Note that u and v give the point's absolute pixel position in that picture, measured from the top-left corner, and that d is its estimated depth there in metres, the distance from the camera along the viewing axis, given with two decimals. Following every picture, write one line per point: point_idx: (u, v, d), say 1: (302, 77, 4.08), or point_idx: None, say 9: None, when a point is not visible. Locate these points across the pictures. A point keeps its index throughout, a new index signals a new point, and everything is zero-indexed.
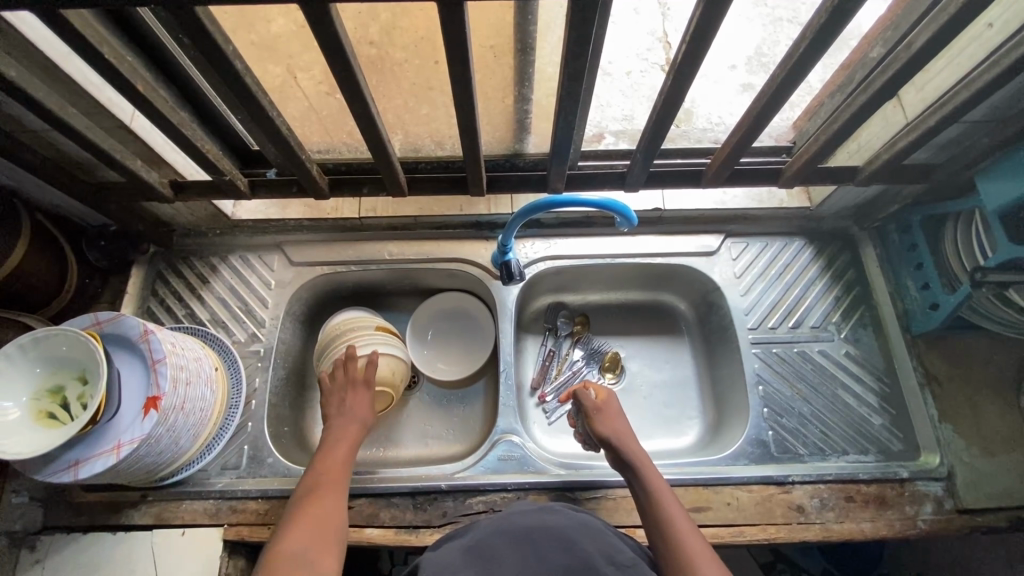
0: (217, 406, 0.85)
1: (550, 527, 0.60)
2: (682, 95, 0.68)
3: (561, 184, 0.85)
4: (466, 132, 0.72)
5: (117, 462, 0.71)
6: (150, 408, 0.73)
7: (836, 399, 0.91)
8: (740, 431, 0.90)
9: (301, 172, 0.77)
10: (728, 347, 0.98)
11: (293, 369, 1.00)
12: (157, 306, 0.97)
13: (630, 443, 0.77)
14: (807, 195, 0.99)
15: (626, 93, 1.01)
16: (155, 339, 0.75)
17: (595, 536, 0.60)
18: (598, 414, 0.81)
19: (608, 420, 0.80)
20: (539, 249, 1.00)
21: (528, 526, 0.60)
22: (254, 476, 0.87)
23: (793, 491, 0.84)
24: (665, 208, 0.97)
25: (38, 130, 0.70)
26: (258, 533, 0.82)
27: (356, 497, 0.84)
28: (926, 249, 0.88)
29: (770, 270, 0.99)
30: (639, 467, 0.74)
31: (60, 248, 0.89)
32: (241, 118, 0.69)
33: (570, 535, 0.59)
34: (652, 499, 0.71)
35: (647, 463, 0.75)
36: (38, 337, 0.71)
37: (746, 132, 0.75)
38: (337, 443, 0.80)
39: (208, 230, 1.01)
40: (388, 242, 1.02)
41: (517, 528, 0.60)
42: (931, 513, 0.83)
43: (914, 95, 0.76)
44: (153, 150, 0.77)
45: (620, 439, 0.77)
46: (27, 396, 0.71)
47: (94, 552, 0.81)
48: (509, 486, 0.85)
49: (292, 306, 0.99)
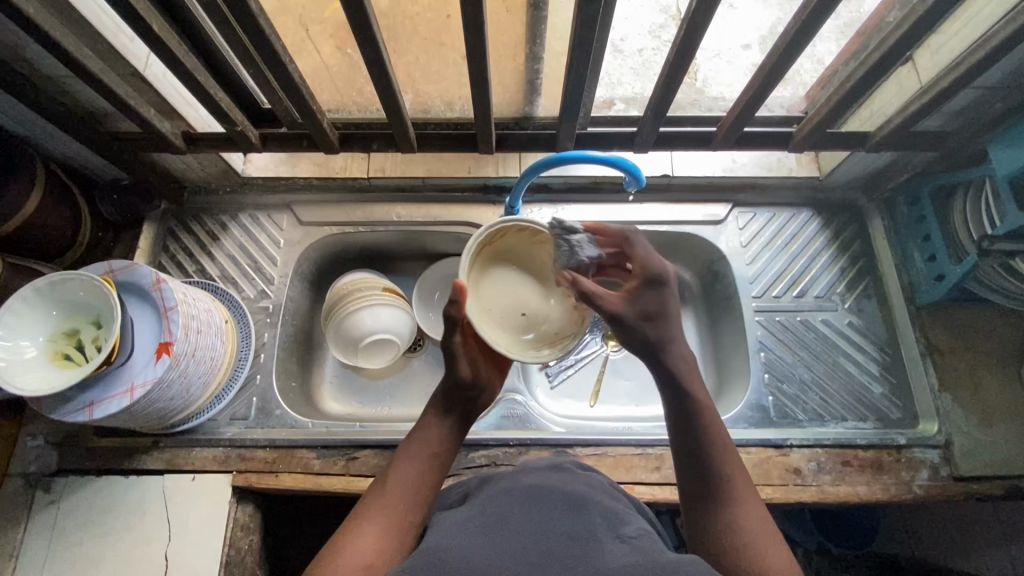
0: (227, 357, 0.87)
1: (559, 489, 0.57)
2: (695, 46, 0.68)
3: (570, 143, 0.86)
4: (477, 82, 0.72)
5: (131, 403, 0.72)
6: (163, 353, 0.75)
7: (837, 367, 0.92)
8: (740, 396, 0.91)
9: (312, 123, 0.78)
10: (730, 315, 0.99)
11: (301, 328, 1.02)
12: (168, 261, 0.99)
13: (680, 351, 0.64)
14: (817, 163, 0.99)
15: (637, 71, 0.98)
16: (169, 287, 0.77)
17: (603, 497, 0.58)
18: (655, 287, 0.63)
19: (664, 299, 0.64)
20: (546, 215, 1.00)
21: (536, 482, 0.58)
22: (263, 427, 0.89)
23: (791, 454, 0.85)
24: (673, 175, 0.98)
25: (54, 75, 0.71)
26: (266, 480, 0.84)
27: (362, 448, 0.86)
28: (934, 220, 0.87)
29: (777, 240, 0.99)
30: (682, 382, 0.62)
31: (74, 199, 0.90)
32: (254, 65, 0.70)
33: (579, 493, 0.57)
34: (688, 421, 0.62)
35: (694, 375, 0.64)
36: (53, 281, 0.72)
37: (758, 89, 0.75)
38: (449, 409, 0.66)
39: (219, 188, 1.02)
40: (397, 205, 1.02)
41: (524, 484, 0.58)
42: (927, 478, 0.83)
43: (928, 58, 0.75)
44: (167, 100, 0.77)
45: (671, 335, 0.63)
46: (44, 336, 0.73)
47: (108, 494, 0.84)
48: (511, 440, 0.86)
49: (301, 265, 1.01)
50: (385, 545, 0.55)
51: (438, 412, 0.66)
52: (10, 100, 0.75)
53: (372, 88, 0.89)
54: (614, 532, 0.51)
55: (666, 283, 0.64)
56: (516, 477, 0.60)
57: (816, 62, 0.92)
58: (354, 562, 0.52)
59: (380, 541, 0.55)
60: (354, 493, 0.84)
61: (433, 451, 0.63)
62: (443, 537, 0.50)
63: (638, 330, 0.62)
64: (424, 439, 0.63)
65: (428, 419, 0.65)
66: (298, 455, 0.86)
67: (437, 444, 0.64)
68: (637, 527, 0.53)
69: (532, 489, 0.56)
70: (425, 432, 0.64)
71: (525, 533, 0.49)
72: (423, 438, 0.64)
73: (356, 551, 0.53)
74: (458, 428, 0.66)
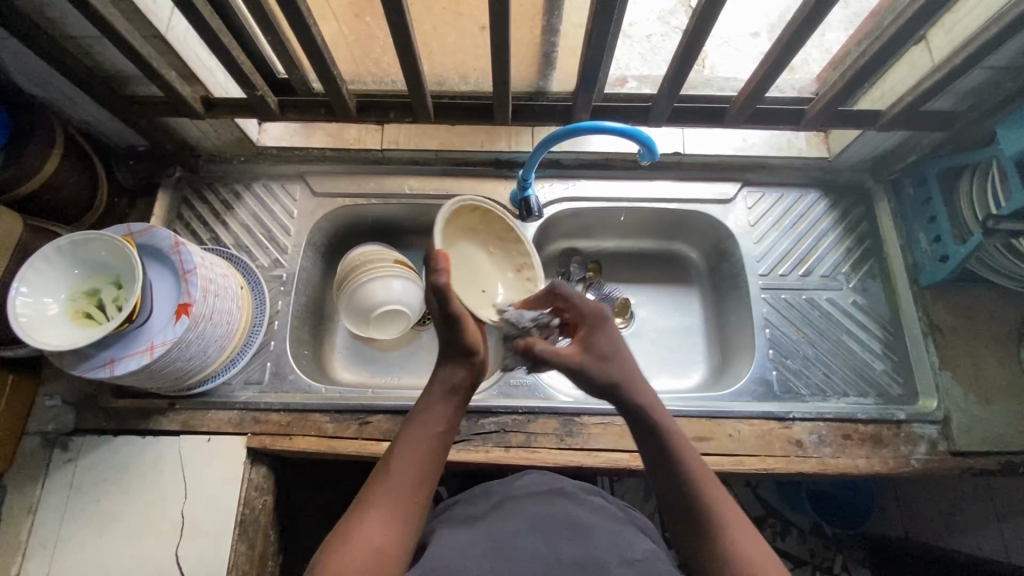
0: (242, 323, 0.89)
1: (562, 516, 0.63)
2: (710, 26, 0.70)
3: (585, 114, 0.87)
4: (497, 51, 0.73)
5: (151, 362, 0.74)
6: (182, 314, 0.76)
7: (840, 344, 0.94)
8: (745, 370, 0.93)
9: (332, 88, 0.79)
10: (737, 292, 1.01)
11: (313, 298, 1.03)
12: (181, 229, 0.99)
13: (642, 386, 0.65)
14: (826, 144, 1.00)
15: (644, 58, 0.96)
16: (187, 251, 0.78)
17: (608, 522, 0.65)
18: (598, 326, 0.68)
19: (608, 333, 0.68)
20: (557, 190, 1.01)
21: (542, 510, 0.65)
22: (277, 391, 0.91)
23: (793, 427, 0.87)
24: (684, 152, 0.99)
25: (79, 34, 0.71)
26: (280, 442, 0.86)
27: (375, 412, 0.88)
28: (940, 201, 0.89)
29: (784, 219, 1.01)
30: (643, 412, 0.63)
31: (91, 163, 0.91)
32: (276, 28, 0.70)
33: (585, 519, 0.63)
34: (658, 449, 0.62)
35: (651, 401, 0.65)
36: (76, 240, 0.74)
37: (772, 66, 0.76)
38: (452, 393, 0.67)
39: (232, 157, 1.03)
40: (410, 177, 1.03)
41: (531, 512, 0.64)
42: (925, 453, 0.86)
43: (941, 37, 0.76)
44: (188, 63, 0.78)
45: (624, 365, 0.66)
46: (66, 294, 0.74)
47: (125, 453, 0.86)
48: (520, 408, 0.88)
49: (314, 235, 1.02)
50: (394, 529, 0.57)
51: (445, 393, 0.66)
52: (33, 59, 0.76)
53: (388, 58, 0.88)
54: (621, 557, 0.58)
55: (603, 320, 0.68)
56: (524, 502, 0.67)
57: (824, 51, 0.92)
58: (366, 546, 0.55)
59: (389, 525, 0.57)
60: (367, 456, 0.85)
61: (439, 433, 0.64)
62: (458, 565, 0.56)
63: (600, 369, 0.65)
64: (431, 420, 0.64)
65: (435, 399, 0.66)
66: (311, 418, 0.88)
67: (443, 424, 0.65)
68: (643, 549, 0.60)
69: (537, 519, 0.63)
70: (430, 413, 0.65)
71: (535, 561, 0.57)
72: (430, 419, 0.65)
73: (367, 534, 0.56)
74: (462, 408, 0.68)
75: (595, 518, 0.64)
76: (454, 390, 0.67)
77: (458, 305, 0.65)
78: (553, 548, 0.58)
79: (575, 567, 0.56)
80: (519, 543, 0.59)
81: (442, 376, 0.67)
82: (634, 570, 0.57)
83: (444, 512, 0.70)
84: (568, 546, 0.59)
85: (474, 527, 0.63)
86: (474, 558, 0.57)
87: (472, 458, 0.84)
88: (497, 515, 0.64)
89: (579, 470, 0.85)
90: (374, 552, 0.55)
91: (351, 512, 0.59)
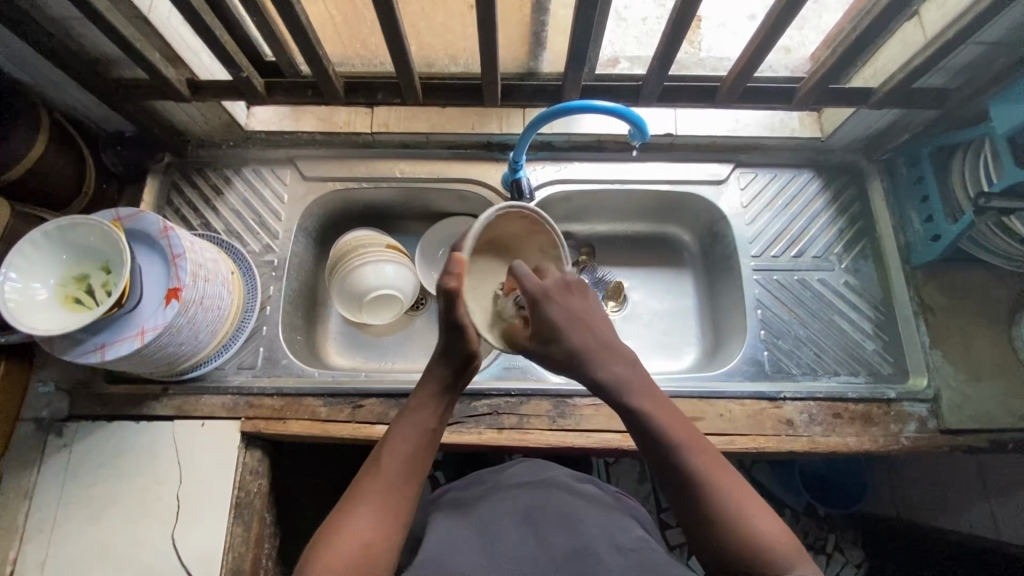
0: (234, 309, 0.88)
1: (552, 506, 0.64)
2: (697, 4, 0.69)
3: (576, 94, 0.86)
4: (484, 30, 0.72)
5: (142, 346, 0.74)
6: (172, 298, 0.76)
7: (831, 324, 0.94)
8: (737, 351, 0.94)
9: (319, 70, 0.78)
10: (729, 274, 1.01)
11: (305, 284, 1.03)
12: (172, 215, 0.99)
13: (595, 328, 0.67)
14: (819, 124, 0.99)
15: (641, 41, 0.95)
16: (177, 235, 0.78)
17: (601, 510, 0.65)
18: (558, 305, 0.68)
19: (569, 302, 0.67)
20: (549, 173, 1.00)
21: (533, 500, 0.65)
22: (269, 375, 0.91)
23: (784, 406, 0.87)
24: (676, 133, 0.98)
25: (61, 15, 0.71)
26: (273, 426, 0.87)
27: (368, 396, 0.88)
28: (933, 181, 0.88)
29: (778, 200, 1.00)
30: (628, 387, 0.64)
31: (78, 148, 0.90)
32: (260, 7, 0.70)
33: (575, 509, 0.64)
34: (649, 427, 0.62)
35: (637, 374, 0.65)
36: (62, 225, 0.73)
37: (761, 44, 0.75)
38: (439, 395, 0.68)
39: (221, 142, 1.02)
40: (401, 161, 1.02)
41: (523, 502, 0.64)
42: (915, 430, 0.86)
43: (934, 12, 0.75)
44: (171, 44, 0.77)
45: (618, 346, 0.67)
46: (54, 279, 0.74)
47: (119, 438, 0.86)
48: (513, 391, 0.88)
49: (303, 221, 1.01)
50: (384, 527, 0.58)
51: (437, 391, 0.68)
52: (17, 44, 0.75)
53: (376, 40, 0.87)
54: (613, 545, 0.58)
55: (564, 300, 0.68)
56: (515, 492, 0.67)
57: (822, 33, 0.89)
58: (355, 541, 0.56)
59: (379, 524, 0.58)
60: (362, 439, 0.86)
61: (428, 430, 0.66)
62: (446, 559, 0.56)
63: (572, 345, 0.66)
64: (421, 419, 0.66)
65: (429, 397, 0.67)
66: (304, 403, 0.88)
67: (434, 423, 0.66)
68: (636, 538, 0.60)
69: (527, 508, 0.63)
70: (419, 411, 0.66)
71: (521, 554, 0.57)
72: (420, 417, 0.66)
73: (356, 530, 0.57)
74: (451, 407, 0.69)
75: (586, 506, 0.64)
76: (445, 389, 0.68)
77: (465, 314, 0.66)
78: (543, 538, 0.59)
79: (564, 558, 0.56)
80: (506, 535, 0.59)
81: (434, 375, 0.68)
82: (626, 556, 0.56)
83: (441, 499, 0.71)
84: (559, 535, 0.59)
85: (469, 518, 0.64)
86: (461, 552, 0.57)
87: (465, 440, 0.85)
88: (488, 507, 0.65)
89: (571, 450, 0.86)
90: (363, 547, 0.56)
91: (337, 511, 0.59)
